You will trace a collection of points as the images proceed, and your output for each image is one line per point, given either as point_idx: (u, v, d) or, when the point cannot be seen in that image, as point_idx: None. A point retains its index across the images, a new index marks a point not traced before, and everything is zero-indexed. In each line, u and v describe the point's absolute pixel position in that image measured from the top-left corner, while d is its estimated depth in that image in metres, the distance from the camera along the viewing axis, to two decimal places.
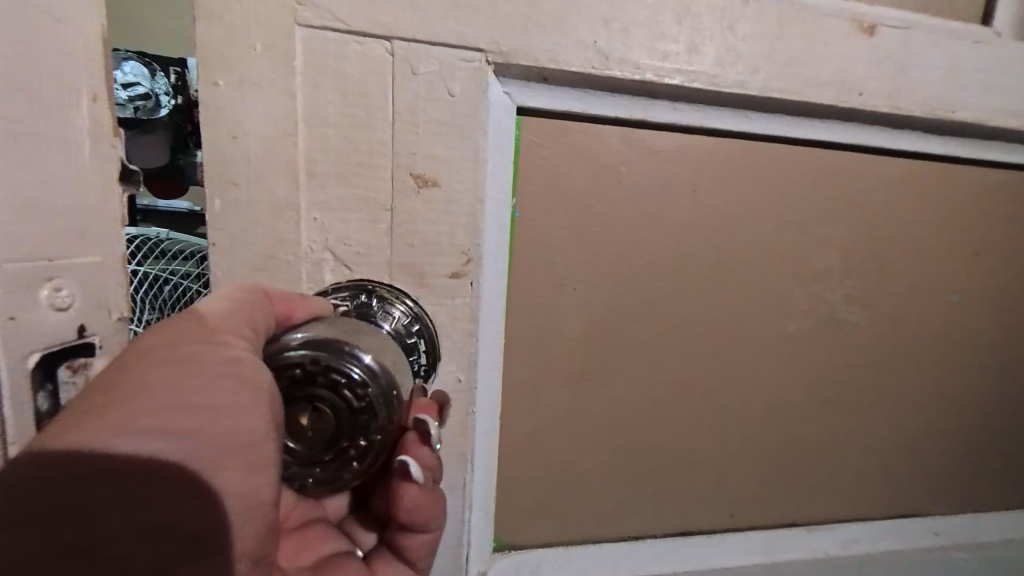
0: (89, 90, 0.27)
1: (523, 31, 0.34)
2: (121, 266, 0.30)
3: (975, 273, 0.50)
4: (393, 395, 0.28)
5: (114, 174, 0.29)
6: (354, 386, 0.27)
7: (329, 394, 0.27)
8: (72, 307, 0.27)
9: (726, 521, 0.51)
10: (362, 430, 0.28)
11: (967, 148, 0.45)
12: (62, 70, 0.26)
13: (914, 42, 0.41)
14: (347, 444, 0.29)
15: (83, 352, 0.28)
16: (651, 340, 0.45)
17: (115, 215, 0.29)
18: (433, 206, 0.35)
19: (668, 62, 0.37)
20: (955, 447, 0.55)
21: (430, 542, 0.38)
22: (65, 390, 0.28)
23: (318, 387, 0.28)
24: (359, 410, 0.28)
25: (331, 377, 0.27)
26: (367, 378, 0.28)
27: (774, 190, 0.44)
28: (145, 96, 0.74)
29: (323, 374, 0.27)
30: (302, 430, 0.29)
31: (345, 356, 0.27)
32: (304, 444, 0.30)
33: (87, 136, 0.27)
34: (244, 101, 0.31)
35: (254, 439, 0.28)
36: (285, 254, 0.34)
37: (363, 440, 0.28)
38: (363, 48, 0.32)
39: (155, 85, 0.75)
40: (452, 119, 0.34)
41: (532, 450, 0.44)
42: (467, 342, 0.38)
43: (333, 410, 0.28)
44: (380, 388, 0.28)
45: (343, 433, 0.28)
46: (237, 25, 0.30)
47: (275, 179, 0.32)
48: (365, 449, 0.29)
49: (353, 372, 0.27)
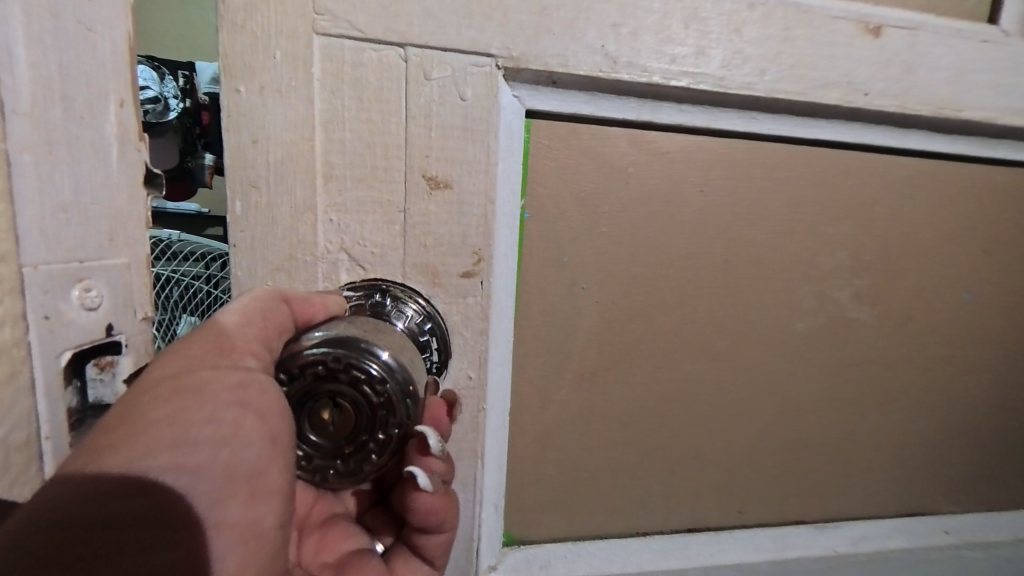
0: (117, 96, 0.28)
1: (534, 37, 0.35)
2: (146, 268, 0.31)
3: (984, 272, 0.50)
4: (409, 391, 0.29)
5: (142, 177, 0.30)
6: (373, 382, 0.28)
7: (349, 390, 0.28)
8: (100, 306, 0.29)
9: (734, 518, 0.51)
10: (381, 424, 0.29)
11: (976, 146, 0.46)
12: (95, 79, 0.27)
13: (921, 42, 0.41)
14: (367, 438, 0.30)
15: (110, 350, 0.29)
16: (659, 338, 0.45)
17: (141, 219, 0.30)
18: (446, 207, 0.36)
19: (675, 65, 0.37)
20: (966, 444, 0.55)
21: (446, 541, 0.39)
22: (93, 387, 0.29)
23: (339, 383, 0.28)
24: (379, 405, 0.29)
25: (351, 373, 0.28)
26: (385, 374, 0.28)
27: (781, 189, 0.45)
28: (155, 99, 0.71)
29: (343, 371, 0.28)
30: (321, 428, 0.31)
31: (364, 353, 0.28)
32: (327, 438, 0.31)
33: (115, 140, 0.28)
34: (266, 108, 0.32)
35: (258, 466, 0.31)
36: (303, 254, 0.35)
37: (381, 435, 0.29)
38: (378, 55, 0.33)
39: (165, 89, 0.73)
40: (465, 123, 0.35)
41: (543, 447, 0.45)
42: (479, 339, 0.39)
43: (353, 405, 0.29)
44: (399, 384, 0.29)
45: (365, 426, 0.29)
46: (259, 34, 0.31)
47: (294, 183, 0.34)
48: (384, 443, 0.30)
49: (372, 368, 0.28)
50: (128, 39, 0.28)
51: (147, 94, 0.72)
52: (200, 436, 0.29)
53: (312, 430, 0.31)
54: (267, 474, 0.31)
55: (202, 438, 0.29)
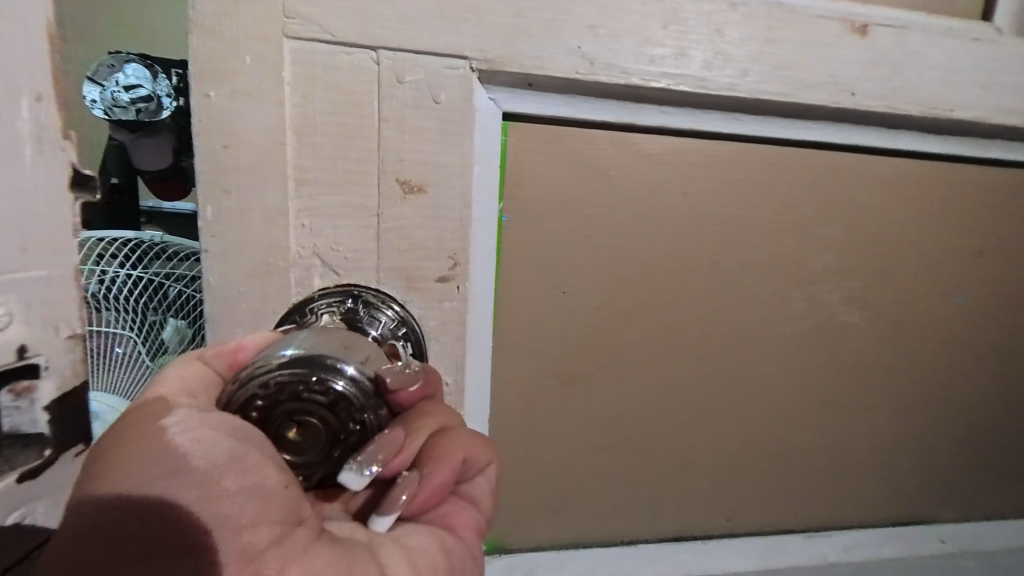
0: (34, 90, 0.25)
1: (509, 39, 0.34)
2: (75, 280, 0.28)
3: (978, 274, 0.49)
4: (353, 377, 0.29)
5: (68, 182, 0.27)
6: (312, 386, 0.28)
7: (297, 403, 0.28)
8: (11, 325, 0.26)
9: (722, 525, 0.50)
10: (347, 416, 0.29)
11: (967, 147, 0.45)
12: (5, 69, 0.24)
13: (909, 42, 0.40)
14: (343, 434, 0.29)
15: (27, 374, 0.27)
16: (644, 343, 0.45)
17: (68, 227, 0.28)
18: (422, 212, 0.36)
19: (654, 66, 0.37)
20: (962, 449, 0.53)
21: (486, 467, 0.35)
22: (9, 414, 0.27)
23: (285, 404, 0.28)
24: (334, 400, 0.28)
25: (288, 388, 0.28)
26: (320, 373, 0.28)
27: (767, 191, 0.44)
28: (147, 97, 0.71)
29: (282, 391, 0.28)
30: (297, 449, 0.29)
31: (288, 369, 0.28)
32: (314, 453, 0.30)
33: (30, 138, 0.25)
34: (238, 112, 0.32)
35: (234, 448, 0.27)
36: (277, 260, 0.34)
37: (355, 424, 0.29)
38: (351, 58, 0.33)
39: (159, 87, 0.72)
40: (440, 126, 0.35)
41: (525, 453, 0.45)
42: (456, 345, 0.38)
43: (310, 415, 0.28)
44: (338, 377, 0.28)
45: (336, 426, 0.29)
46: (229, 39, 0.31)
47: (266, 187, 0.33)
48: (363, 431, 0.29)
49: (306, 375, 0.28)
50: (45, 25, 0.25)
51: (138, 92, 0.71)
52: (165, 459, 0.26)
53: (291, 455, 0.29)
54: (250, 459, 0.27)
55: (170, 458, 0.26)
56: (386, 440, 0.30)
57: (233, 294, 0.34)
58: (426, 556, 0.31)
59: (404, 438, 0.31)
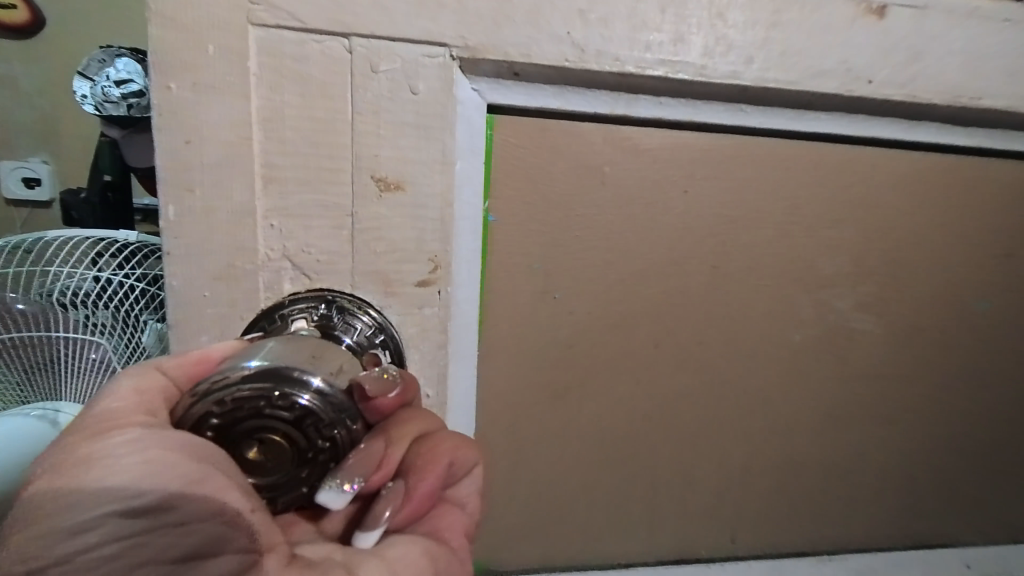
0: None
1: (492, 24, 0.32)
2: None
3: (1006, 278, 0.45)
4: (320, 390, 0.25)
5: None
6: (274, 401, 0.24)
7: (258, 421, 0.25)
8: None
9: (726, 547, 0.47)
10: (316, 433, 0.25)
11: (994, 140, 0.41)
12: None
13: (931, 25, 0.36)
14: (313, 452, 0.26)
15: None
16: (641, 352, 0.42)
17: None
18: (398, 211, 0.33)
19: (650, 53, 0.34)
20: (989, 467, 0.49)
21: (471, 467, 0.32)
22: None
23: (245, 422, 0.25)
24: (301, 416, 0.25)
25: (247, 404, 0.24)
26: (282, 387, 0.24)
27: (774, 188, 0.41)
28: (139, 91, 0.57)
29: (240, 408, 0.24)
30: (261, 468, 0.26)
31: (246, 383, 0.24)
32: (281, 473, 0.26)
33: None
34: (200, 104, 0.30)
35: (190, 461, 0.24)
36: (244, 263, 0.32)
37: (324, 441, 0.26)
38: (321, 47, 0.31)
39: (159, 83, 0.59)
40: (418, 119, 0.32)
41: (514, 469, 0.42)
42: (438, 354, 0.36)
43: (274, 433, 0.25)
44: (303, 390, 0.25)
45: (304, 444, 0.25)
46: (190, 26, 0.29)
47: (231, 185, 0.31)
48: (335, 449, 0.26)
49: (267, 390, 0.24)
50: None
51: (131, 87, 0.57)
52: (110, 483, 0.23)
53: (257, 474, 0.26)
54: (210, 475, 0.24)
55: (117, 486, 0.23)
56: (364, 455, 0.27)
57: (198, 299, 0.32)
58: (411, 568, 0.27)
59: (383, 449, 0.28)
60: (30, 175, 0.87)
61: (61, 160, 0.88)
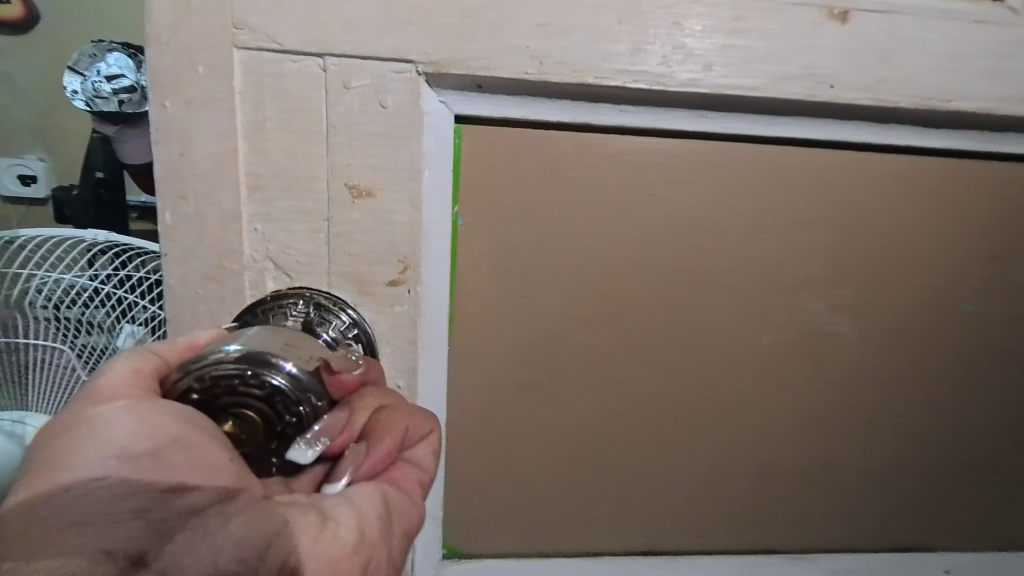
0: None
1: (455, 41, 0.34)
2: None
3: (991, 281, 0.45)
4: (287, 372, 0.27)
5: None
6: (246, 379, 0.27)
7: (234, 396, 0.27)
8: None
9: (696, 543, 0.48)
10: (283, 409, 0.28)
11: (973, 141, 0.40)
12: None
13: (899, 27, 0.36)
14: (281, 426, 0.28)
15: None
16: (609, 350, 0.43)
17: None
18: (370, 216, 0.36)
19: (609, 63, 0.35)
20: (974, 472, 0.49)
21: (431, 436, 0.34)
22: None
23: (222, 397, 0.27)
24: (271, 394, 0.27)
25: (223, 381, 0.27)
26: (253, 367, 0.27)
27: (742, 193, 0.41)
28: (130, 88, 0.66)
29: (217, 384, 0.27)
30: (234, 439, 0.28)
31: (221, 363, 0.27)
32: (252, 445, 0.28)
33: None
34: (191, 120, 0.33)
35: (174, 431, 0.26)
36: (231, 263, 0.35)
37: (292, 416, 0.28)
38: (298, 66, 0.33)
39: (141, 76, 0.67)
40: (387, 130, 0.35)
41: (485, 459, 0.44)
42: (408, 348, 0.38)
43: (247, 407, 0.27)
44: (275, 372, 0.27)
45: (274, 417, 0.28)
46: (182, 50, 0.32)
47: (220, 193, 0.34)
48: (301, 424, 0.28)
49: (240, 369, 0.27)
50: None
51: (121, 82, 0.66)
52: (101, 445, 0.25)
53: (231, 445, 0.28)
54: (188, 445, 0.26)
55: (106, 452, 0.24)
56: (330, 421, 0.29)
57: (190, 296, 0.36)
58: (374, 514, 0.28)
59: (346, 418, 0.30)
60: (25, 171, 0.85)
61: (58, 158, 0.86)
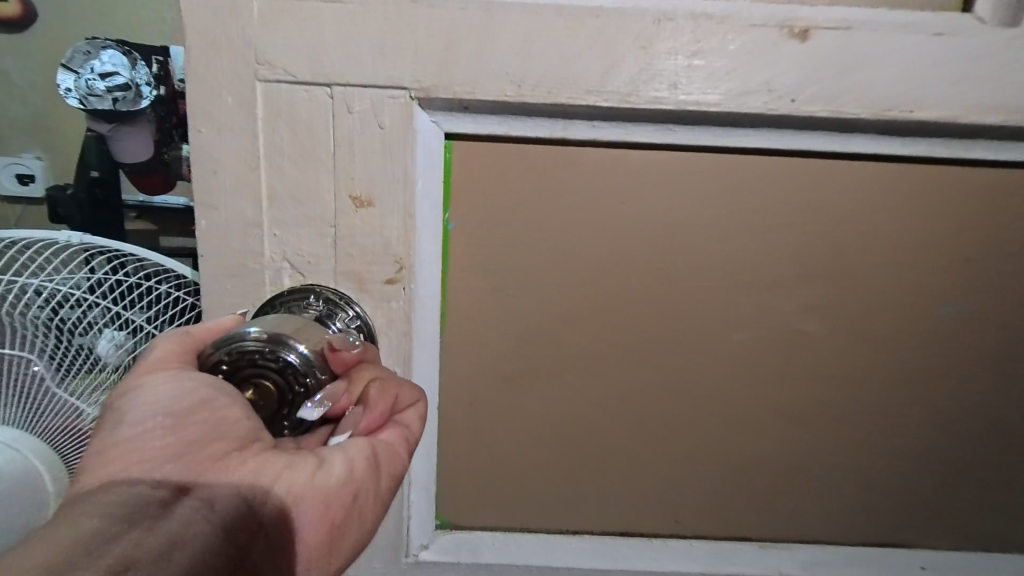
0: None
1: (443, 69, 0.39)
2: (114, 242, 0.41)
3: (965, 283, 0.46)
4: (297, 349, 0.32)
5: None
6: (263, 353, 0.32)
7: (252, 369, 0.32)
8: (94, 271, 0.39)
9: (671, 527, 0.51)
10: (293, 381, 0.33)
11: (941, 147, 0.42)
12: None
13: (857, 43, 0.39)
14: (290, 396, 0.33)
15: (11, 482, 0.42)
16: (586, 344, 0.47)
17: None
18: (369, 222, 0.41)
19: (580, 85, 0.39)
20: (951, 469, 0.50)
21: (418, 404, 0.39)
22: None
23: (243, 369, 0.32)
24: (284, 367, 0.32)
25: (245, 354, 0.32)
26: (271, 344, 0.32)
27: (712, 198, 0.44)
28: (124, 86, 0.62)
29: (240, 357, 0.32)
30: (250, 406, 0.33)
31: (246, 339, 0.32)
32: (265, 412, 0.33)
33: None
34: (222, 142, 0.39)
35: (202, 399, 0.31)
36: (254, 263, 0.42)
37: (299, 387, 0.33)
38: (309, 94, 0.39)
39: (138, 74, 0.62)
40: (384, 147, 0.40)
41: (473, 440, 0.49)
42: (402, 338, 0.43)
43: (263, 377, 0.32)
44: (287, 348, 0.32)
45: (285, 387, 0.33)
46: (216, 84, 0.39)
47: (245, 203, 0.40)
48: (306, 395, 0.33)
49: (259, 345, 0.32)
50: None
51: (115, 80, 0.62)
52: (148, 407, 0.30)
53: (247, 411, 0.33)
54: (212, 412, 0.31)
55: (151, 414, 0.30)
56: (331, 389, 0.34)
57: (220, 290, 0.42)
58: (361, 459, 0.34)
59: (345, 387, 0.35)
60: (23, 170, 0.74)
61: (57, 156, 0.76)
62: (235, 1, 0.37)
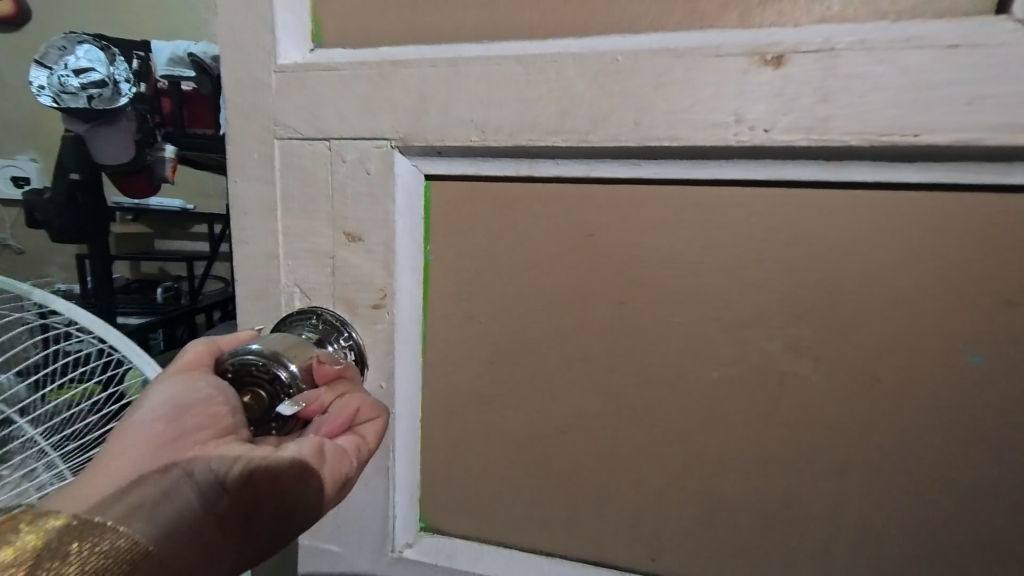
0: None
1: (416, 120, 0.43)
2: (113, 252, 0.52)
3: (1009, 330, 0.38)
4: (284, 363, 0.40)
5: None
6: (259, 365, 0.40)
7: (253, 377, 0.41)
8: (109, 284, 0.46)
9: (646, 564, 0.50)
10: (280, 390, 0.40)
11: (963, 173, 0.36)
12: None
13: (843, 65, 0.35)
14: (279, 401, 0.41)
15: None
16: (557, 373, 0.48)
17: None
18: (360, 254, 0.47)
19: (540, 127, 0.41)
20: (995, 548, 0.42)
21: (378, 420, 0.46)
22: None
23: (246, 376, 0.41)
24: (275, 378, 0.40)
25: (248, 365, 0.41)
26: (265, 358, 0.40)
27: (686, 232, 0.43)
28: (100, 84, 1.01)
29: (244, 367, 0.41)
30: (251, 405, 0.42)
31: (248, 353, 0.41)
32: (260, 411, 0.42)
33: None
34: (248, 189, 0.48)
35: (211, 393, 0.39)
36: (273, 288, 0.50)
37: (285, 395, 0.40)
38: (312, 147, 0.46)
39: (115, 71, 1.02)
40: (369, 190, 0.46)
41: (452, 454, 0.53)
42: (386, 357, 0.49)
43: (260, 384, 0.41)
44: (278, 362, 0.40)
45: (274, 394, 0.41)
46: (244, 143, 0.48)
47: (265, 238, 0.49)
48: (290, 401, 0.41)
49: (257, 358, 0.40)
50: None
51: (95, 76, 1.01)
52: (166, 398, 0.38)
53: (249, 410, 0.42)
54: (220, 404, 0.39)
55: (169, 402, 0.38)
56: (309, 395, 0.41)
57: (249, 309, 0.51)
58: (310, 454, 0.40)
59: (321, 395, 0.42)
60: None
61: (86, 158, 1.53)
62: (257, 75, 0.46)
